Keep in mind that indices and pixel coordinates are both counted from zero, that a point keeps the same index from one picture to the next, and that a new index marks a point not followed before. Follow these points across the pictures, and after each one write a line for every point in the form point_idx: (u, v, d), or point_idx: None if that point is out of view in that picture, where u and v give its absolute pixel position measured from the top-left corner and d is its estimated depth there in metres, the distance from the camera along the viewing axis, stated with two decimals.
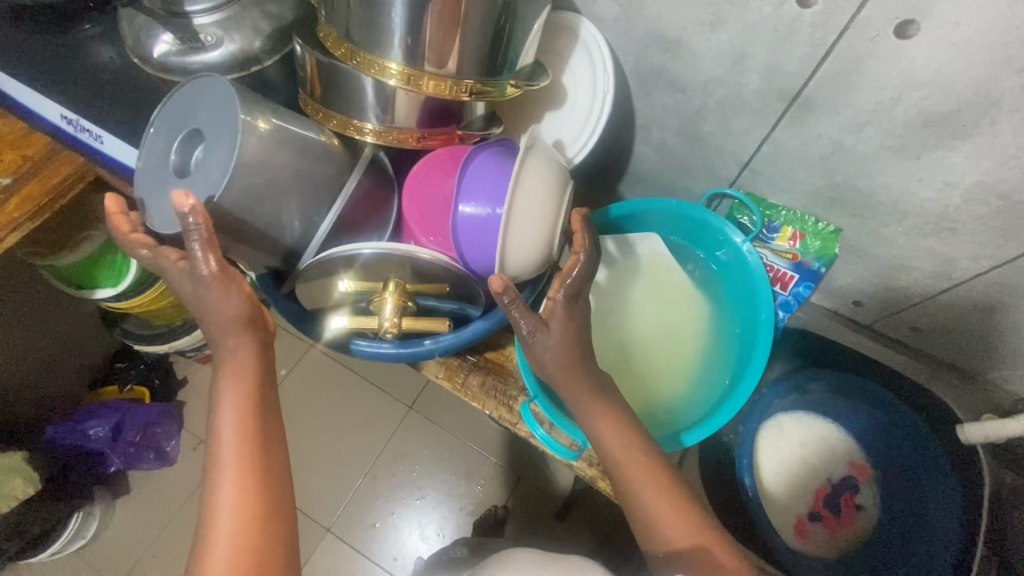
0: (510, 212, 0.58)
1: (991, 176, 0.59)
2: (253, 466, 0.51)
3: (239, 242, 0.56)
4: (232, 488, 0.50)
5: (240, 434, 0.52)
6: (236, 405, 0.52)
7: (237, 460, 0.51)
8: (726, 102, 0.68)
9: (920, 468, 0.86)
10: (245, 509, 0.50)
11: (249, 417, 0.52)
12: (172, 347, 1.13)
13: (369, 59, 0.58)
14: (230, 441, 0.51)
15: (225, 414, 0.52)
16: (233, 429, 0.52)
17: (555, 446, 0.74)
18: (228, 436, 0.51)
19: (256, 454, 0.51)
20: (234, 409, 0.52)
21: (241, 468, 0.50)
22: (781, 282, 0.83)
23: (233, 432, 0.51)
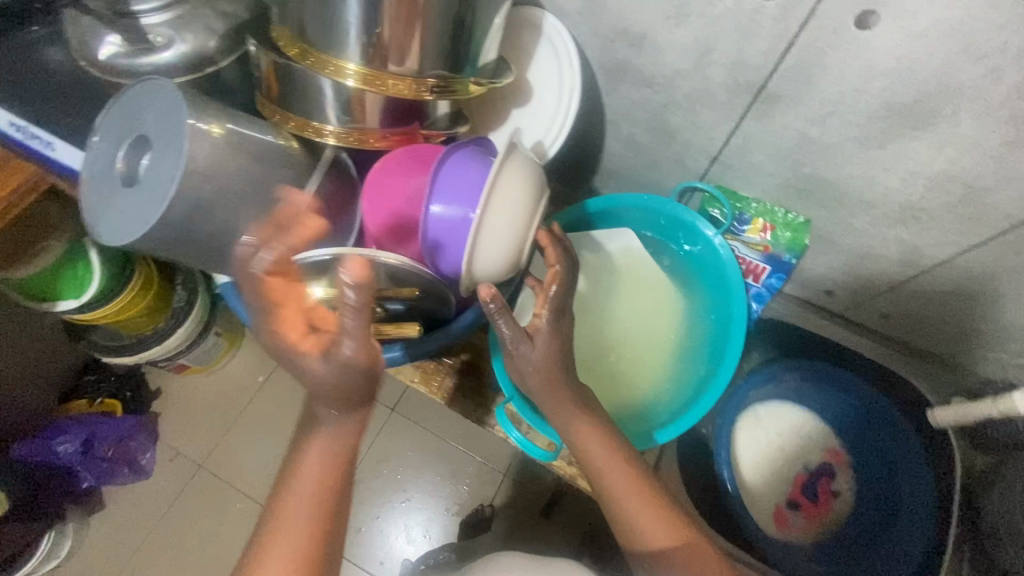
0: (479, 218, 0.56)
1: (953, 166, 0.59)
2: (322, 502, 0.52)
3: (194, 250, 0.55)
4: (295, 518, 0.51)
5: (319, 470, 0.53)
6: (317, 443, 0.53)
7: (307, 491, 0.52)
8: (694, 96, 0.68)
9: (894, 452, 0.88)
10: (315, 521, 0.52)
11: (327, 459, 0.53)
12: (138, 360, 1.02)
13: (323, 58, 0.56)
14: (309, 473, 0.53)
15: (306, 448, 0.54)
16: (312, 464, 0.53)
17: (532, 449, 0.72)
18: (305, 465, 0.53)
19: (328, 494, 0.53)
20: (316, 445, 0.53)
21: (306, 500, 0.52)
22: (754, 274, 0.83)
23: (311, 466, 0.53)
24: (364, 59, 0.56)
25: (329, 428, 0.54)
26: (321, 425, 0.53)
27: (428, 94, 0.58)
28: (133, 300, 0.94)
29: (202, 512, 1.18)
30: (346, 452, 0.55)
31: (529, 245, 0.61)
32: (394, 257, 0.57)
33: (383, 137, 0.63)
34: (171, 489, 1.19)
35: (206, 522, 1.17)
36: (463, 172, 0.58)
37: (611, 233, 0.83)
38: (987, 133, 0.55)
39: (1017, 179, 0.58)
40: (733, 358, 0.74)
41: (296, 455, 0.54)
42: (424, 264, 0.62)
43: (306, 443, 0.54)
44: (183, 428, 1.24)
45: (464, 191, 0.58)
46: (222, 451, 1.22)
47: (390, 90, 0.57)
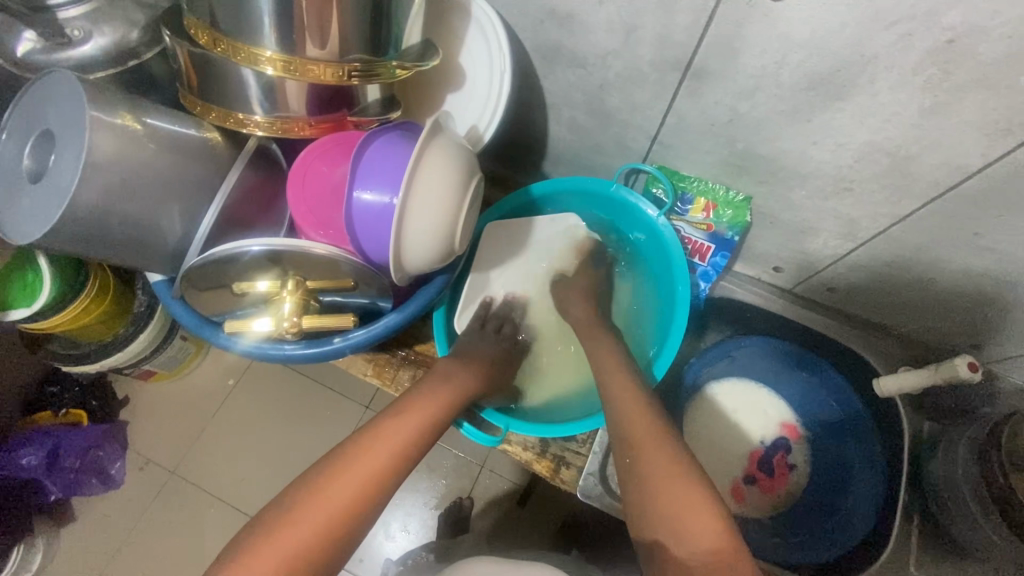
0: (403, 201, 0.55)
1: (877, 135, 0.60)
2: (375, 481, 0.54)
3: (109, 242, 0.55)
4: (342, 490, 0.52)
5: (391, 447, 0.57)
6: (410, 425, 0.61)
7: (365, 466, 0.55)
8: (626, 75, 0.68)
9: (845, 422, 0.89)
10: (348, 498, 0.52)
11: (408, 440, 0.59)
12: (104, 366, 1.00)
13: (236, 46, 0.54)
14: (376, 450, 0.57)
15: (396, 427, 0.60)
16: (389, 443, 0.58)
17: (478, 436, 0.74)
18: (377, 443, 0.57)
19: (382, 474, 0.55)
20: (406, 426, 0.60)
21: (364, 477, 0.54)
22: (700, 253, 0.86)
23: (383, 445, 0.57)
24: (281, 45, 0.54)
25: (436, 413, 0.64)
26: (444, 407, 0.65)
27: (353, 80, 0.57)
28: (90, 305, 0.90)
29: (175, 521, 1.14)
30: (427, 438, 0.61)
31: (460, 230, 0.61)
32: (323, 247, 0.59)
33: (310, 125, 0.62)
34: (142, 497, 1.16)
35: (181, 531, 1.14)
36: (386, 156, 0.58)
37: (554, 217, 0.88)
38: (905, 101, 0.56)
39: (938, 145, 0.58)
40: (677, 331, 0.78)
41: (372, 434, 0.58)
42: (353, 253, 0.61)
43: (394, 423, 0.60)
44: (153, 434, 1.21)
45: (387, 176, 0.57)
46: (192, 457, 1.19)
47: (315, 77, 0.56)
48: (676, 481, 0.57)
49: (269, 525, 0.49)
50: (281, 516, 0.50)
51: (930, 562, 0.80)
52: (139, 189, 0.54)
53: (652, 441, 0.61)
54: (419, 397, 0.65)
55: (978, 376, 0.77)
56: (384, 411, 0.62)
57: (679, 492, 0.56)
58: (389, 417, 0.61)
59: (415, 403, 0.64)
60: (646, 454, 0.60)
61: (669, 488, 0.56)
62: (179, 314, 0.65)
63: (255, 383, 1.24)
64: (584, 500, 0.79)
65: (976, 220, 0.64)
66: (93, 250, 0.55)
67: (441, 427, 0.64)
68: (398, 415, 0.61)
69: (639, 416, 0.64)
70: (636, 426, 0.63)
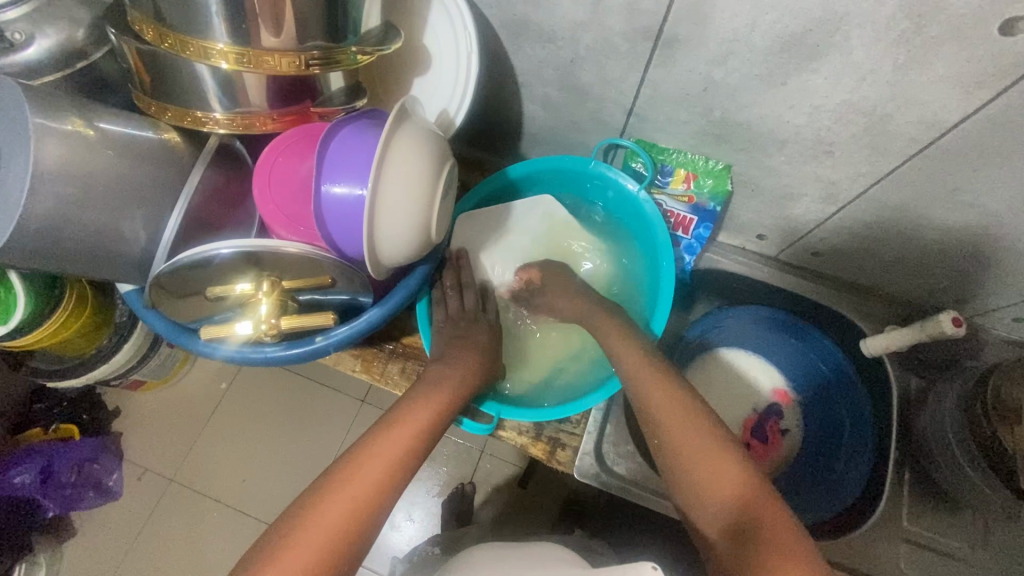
0: (371, 193, 0.53)
1: (853, 94, 0.59)
2: (372, 498, 0.53)
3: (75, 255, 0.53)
4: (339, 511, 0.51)
5: (386, 461, 0.56)
6: (403, 435, 0.59)
7: (361, 485, 0.53)
8: (597, 48, 0.66)
9: (837, 386, 0.89)
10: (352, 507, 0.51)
11: (404, 450, 0.58)
12: (90, 378, 0.98)
13: (182, 39, 0.52)
14: (371, 466, 0.55)
15: (389, 439, 0.58)
16: (383, 458, 0.56)
17: (468, 424, 0.75)
18: (371, 459, 0.56)
19: (381, 490, 0.54)
20: (399, 436, 0.59)
21: (360, 496, 0.52)
22: (682, 226, 0.85)
23: (378, 459, 0.56)
24: (232, 36, 0.52)
25: (429, 420, 0.62)
26: (436, 412, 0.63)
27: (312, 68, 0.55)
28: (70, 318, 0.88)
29: (179, 527, 1.14)
30: (423, 446, 0.60)
31: (433, 220, 0.59)
32: (296, 245, 0.57)
33: (272, 119, 0.59)
34: (144, 507, 1.15)
35: (185, 538, 1.13)
36: (352, 147, 0.56)
37: (530, 200, 0.86)
38: (879, 58, 0.55)
39: (915, 102, 0.58)
40: (668, 293, 0.78)
41: (365, 449, 0.56)
42: (325, 248, 0.60)
43: (386, 436, 0.58)
44: (149, 443, 1.19)
45: (355, 167, 0.55)
46: (191, 462, 1.18)
47: (271, 68, 0.54)
48: (707, 453, 0.57)
49: (266, 555, 0.47)
50: (276, 545, 0.48)
51: (922, 513, 0.82)
52: (93, 194, 0.52)
53: (679, 417, 0.61)
54: (409, 405, 0.63)
55: (961, 331, 0.77)
56: (375, 424, 0.60)
57: (713, 466, 0.56)
58: (380, 430, 0.59)
59: (407, 411, 0.62)
60: (676, 431, 0.60)
61: (704, 461, 0.57)
62: (153, 322, 0.63)
63: (248, 386, 1.23)
64: (580, 479, 0.80)
65: (955, 176, 0.64)
66: (56, 262, 0.53)
67: (436, 433, 0.63)
68: (389, 426, 0.60)
69: (661, 394, 0.64)
70: (660, 403, 0.63)
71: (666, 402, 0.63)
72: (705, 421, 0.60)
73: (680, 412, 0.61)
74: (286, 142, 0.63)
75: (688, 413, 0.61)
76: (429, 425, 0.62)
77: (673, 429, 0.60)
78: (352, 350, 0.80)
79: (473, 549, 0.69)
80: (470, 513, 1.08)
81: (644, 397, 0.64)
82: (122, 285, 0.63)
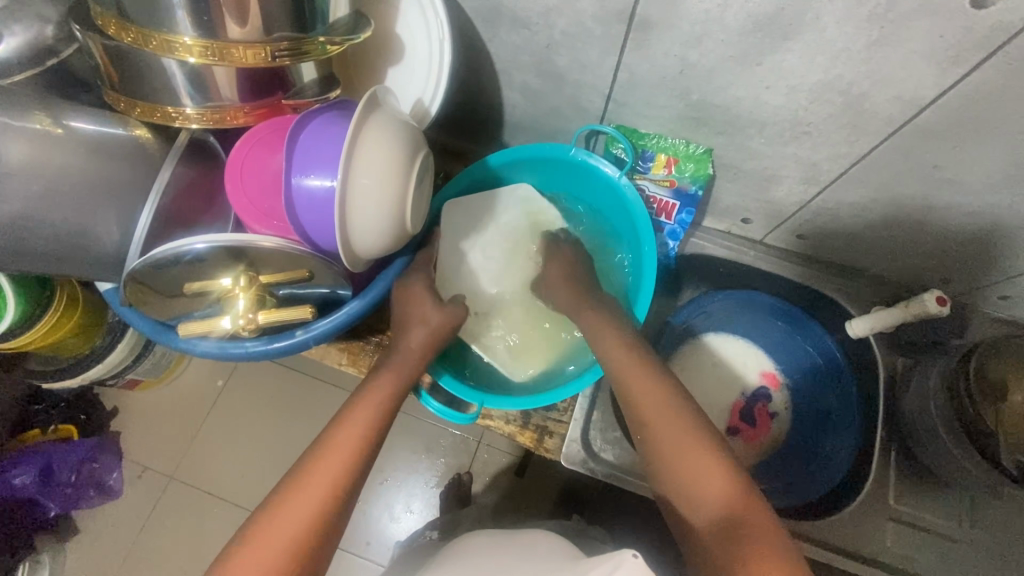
0: (341, 184, 0.54)
1: (829, 74, 0.59)
2: (335, 491, 0.55)
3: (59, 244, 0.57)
4: (303, 508, 0.53)
5: (345, 453, 0.57)
6: (360, 425, 0.60)
7: (324, 480, 0.55)
8: (571, 32, 0.65)
9: (823, 367, 0.90)
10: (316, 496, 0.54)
11: (363, 439, 0.59)
12: (86, 378, 0.99)
13: (145, 33, 0.51)
14: (331, 461, 0.57)
15: (347, 431, 0.59)
16: (343, 450, 0.58)
17: (451, 414, 0.72)
18: (331, 453, 0.57)
19: (344, 483, 0.56)
20: (357, 427, 0.60)
21: (323, 491, 0.54)
22: (665, 211, 0.85)
23: (338, 452, 0.57)
24: (197, 29, 0.51)
25: (385, 406, 0.63)
26: (392, 398, 0.64)
27: (279, 60, 0.54)
28: (62, 319, 0.88)
29: (180, 522, 1.15)
30: (381, 434, 0.61)
31: (408, 210, 0.59)
32: (270, 240, 0.57)
33: (243, 113, 0.59)
34: (142, 504, 1.16)
35: (185, 533, 1.14)
36: (323, 139, 0.56)
37: (512, 187, 0.85)
38: (852, 35, 0.54)
39: (890, 79, 0.57)
40: (648, 276, 0.78)
41: (325, 445, 0.58)
42: (300, 242, 0.60)
43: (345, 427, 0.60)
44: (146, 441, 1.19)
45: (327, 159, 0.56)
46: (189, 458, 1.19)
47: (238, 60, 0.53)
48: (693, 449, 0.56)
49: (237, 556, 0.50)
50: (245, 546, 0.50)
51: (908, 494, 0.82)
52: (61, 193, 0.55)
53: (667, 413, 0.60)
54: (366, 392, 0.64)
55: (945, 309, 0.78)
56: (335, 417, 0.62)
57: (693, 462, 0.56)
58: (339, 423, 0.60)
59: (364, 397, 0.63)
60: (661, 426, 0.59)
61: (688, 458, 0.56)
62: (133, 321, 0.64)
63: (240, 382, 1.23)
64: (568, 466, 0.80)
65: (935, 153, 0.63)
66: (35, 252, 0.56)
67: (393, 418, 0.64)
68: (347, 417, 0.61)
69: (648, 389, 0.63)
70: (647, 398, 0.62)
71: (653, 396, 0.62)
72: (692, 418, 0.59)
73: (667, 407, 0.60)
74: (259, 136, 0.62)
75: (671, 407, 0.60)
76: (386, 411, 0.63)
77: (659, 424, 0.60)
78: (338, 344, 0.81)
79: (469, 535, 0.70)
80: (467, 502, 1.08)
81: (630, 391, 0.64)
82: (102, 284, 0.63)
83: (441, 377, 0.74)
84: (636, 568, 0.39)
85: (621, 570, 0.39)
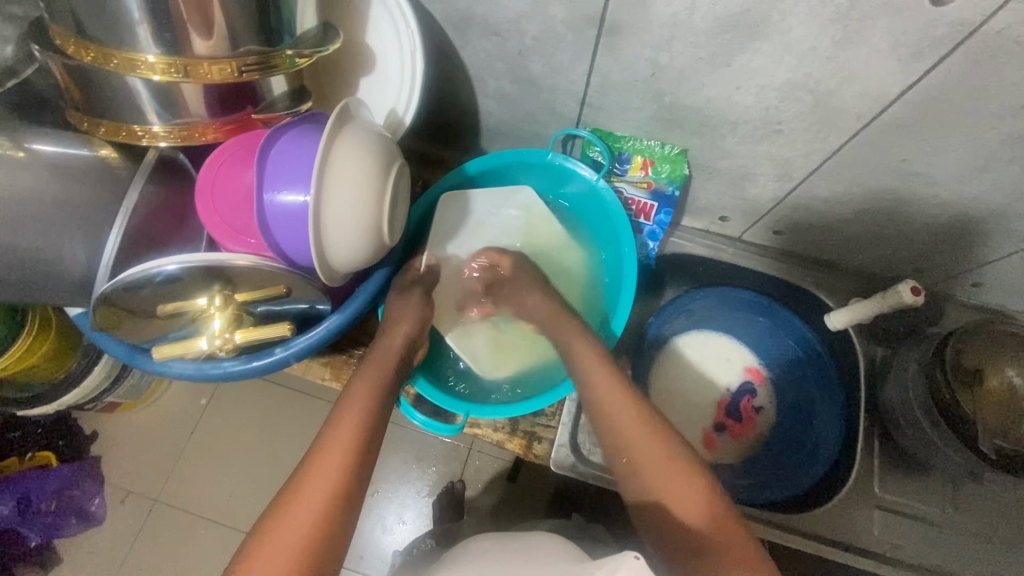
0: (314, 201, 0.54)
1: (797, 73, 0.60)
2: (334, 494, 0.53)
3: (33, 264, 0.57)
4: (306, 512, 0.51)
5: (338, 459, 0.56)
6: (350, 427, 0.58)
7: (322, 483, 0.53)
8: (543, 38, 0.65)
9: (803, 357, 0.90)
10: (317, 505, 0.52)
11: (357, 440, 0.58)
12: (61, 405, 0.95)
13: (105, 52, 0.50)
14: (326, 467, 0.55)
15: (339, 432, 0.58)
16: (338, 454, 0.56)
17: (437, 426, 0.72)
18: (326, 457, 0.55)
19: (344, 482, 0.54)
20: (348, 430, 0.58)
21: (322, 497, 0.52)
22: (644, 213, 0.85)
23: (332, 456, 0.56)
24: (160, 45, 0.49)
25: (374, 403, 0.62)
26: (380, 393, 0.63)
27: (248, 75, 0.53)
28: (36, 343, 0.85)
29: (166, 547, 1.10)
30: (374, 436, 0.60)
31: (384, 223, 0.59)
32: (245, 258, 0.57)
33: (212, 128, 0.57)
34: (124, 532, 1.10)
35: (174, 558, 1.09)
36: (293, 153, 0.56)
37: (512, 188, 0.84)
38: (817, 35, 0.55)
39: (855, 77, 0.59)
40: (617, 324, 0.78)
41: (319, 449, 0.56)
42: (274, 258, 0.60)
43: (337, 429, 0.58)
44: (129, 463, 1.14)
45: (298, 174, 0.56)
46: (174, 479, 1.14)
47: (205, 77, 0.52)
48: (674, 474, 0.56)
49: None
50: (246, 564, 0.48)
51: (893, 481, 0.83)
52: (27, 220, 0.55)
53: (647, 437, 0.59)
54: (352, 394, 0.62)
55: (921, 300, 0.78)
56: (325, 423, 0.60)
57: (668, 478, 0.56)
58: (332, 424, 0.59)
59: (347, 404, 0.61)
60: (640, 453, 0.58)
61: (666, 484, 0.56)
62: (105, 344, 0.62)
63: (219, 401, 1.19)
64: (557, 471, 0.79)
65: (901, 147, 0.65)
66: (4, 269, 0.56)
67: (384, 417, 0.62)
68: (338, 418, 0.59)
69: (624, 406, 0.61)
70: (625, 424, 0.60)
71: (630, 421, 0.60)
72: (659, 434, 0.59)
73: (645, 432, 0.59)
74: (229, 152, 0.61)
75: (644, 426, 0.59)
76: (375, 409, 0.61)
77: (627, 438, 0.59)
78: (321, 358, 0.79)
79: (469, 538, 0.69)
80: (460, 511, 1.07)
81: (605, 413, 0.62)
82: (73, 305, 0.61)
83: (423, 388, 0.73)
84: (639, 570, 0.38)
85: (623, 570, 0.38)
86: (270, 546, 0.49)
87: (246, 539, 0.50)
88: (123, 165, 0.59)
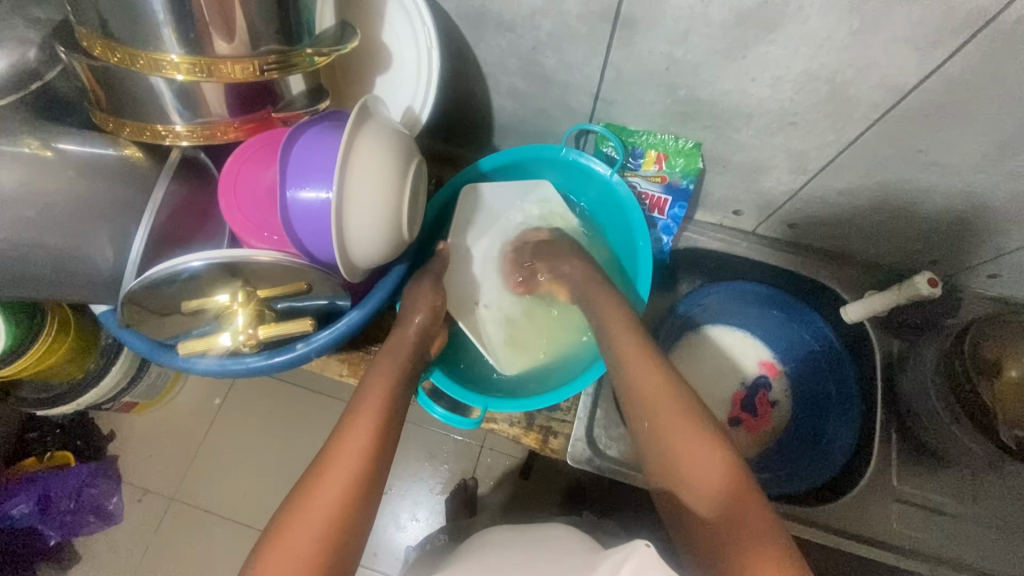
0: (337, 198, 0.54)
1: (813, 64, 0.60)
2: (355, 481, 0.54)
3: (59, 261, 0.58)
4: (328, 498, 0.52)
5: (359, 446, 0.56)
6: (370, 415, 0.59)
7: (344, 470, 0.54)
8: (557, 33, 0.66)
9: (818, 351, 0.90)
10: (337, 491, 0.52)
11: (377, 429, 0.58)
12: (81, 404, 0.96)
13: (130, 52, 0.50)
14: (347, 453, 0.55)
15: (361, 423, 0.58)
16: (359, 442, 0.56)
17: (457, 420, 0.72)
18: (347, 445, 0.56)
19: (363, 469, 0.55)
20: (368, 418, 0.59)
21: (342, 484, 0.53)
22: (658, 207, 0.85)
23: (353, 443, 0.56)
24: (183, 45, 0.50)
25: (393, 393, 0.62)
26: (398, 384, 0.64)
27: (268, 74, 0.54)
28: (56, 343, 0.86)
29: (184, 544, 1.11)
30: (392, 424, 0.60)
31: (405, 220, 0.60)
32: (268, 254, 0.57)
33: (233, 127, 0.58)
34: (143, 530, 1.12)
35: (193, 555, 1.10)
36: (315, 150, 0.57)
37: (527, 183, 0.85)
38: (834, 25, 0.55)
39: (871, 67, 0.59)
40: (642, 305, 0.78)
41: (340, 437, 0.57)
42: (297, 255, 0.61)
43: (358, 418, 0.59)
44: (147, 461, 1.16)
45: (320, 171, 0.56)
46: (192, 477, 1.15)
47: (226, 76, 0.53)
48: (690, 439, 0.56)
49: (263, 557, 0.48)
50: (270, 547, 0.49)
51: (910, 472, 0.83)
52: (54, 219, 0.56)
53: (680, 420, 0.58)
54: (371, 384, 0.63)
55: (937, 290, 0.77)
56: (345, 413, 0.60)
57: (689, 448, 0.55)
58: (351, 413, 0.60)
59: (366, 395, 0.61)
60: (661, 425, 0.58)
61: (688, 466, 0.55)
62: (128, 341, 0.63)
63: (235, 399, 1.20)
64: (573, 466, 0.79)
65: (917, 137, 0.65)
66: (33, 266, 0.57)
67: (402, 407, 0.63)
68: (358, 408, 0.60)
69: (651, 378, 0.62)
70: (644, 392, 0.61)
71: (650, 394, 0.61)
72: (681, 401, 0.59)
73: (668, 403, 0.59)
74: (249, 150, 0.62)
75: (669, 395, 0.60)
76: (394, 399, 0.62)
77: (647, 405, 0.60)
78: (338, 355, 0.80)
79: (484, 531, 0.70)
80: (474, 508, 1.07)
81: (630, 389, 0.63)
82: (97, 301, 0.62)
83: (440, 381, 0.74)
84: (649, 558, 0.37)
85: (633, 561, 0.38)
86: (293, 530, 0.49)
87: (268, 525, 0.51)
88: (147, 164, 0.61)
